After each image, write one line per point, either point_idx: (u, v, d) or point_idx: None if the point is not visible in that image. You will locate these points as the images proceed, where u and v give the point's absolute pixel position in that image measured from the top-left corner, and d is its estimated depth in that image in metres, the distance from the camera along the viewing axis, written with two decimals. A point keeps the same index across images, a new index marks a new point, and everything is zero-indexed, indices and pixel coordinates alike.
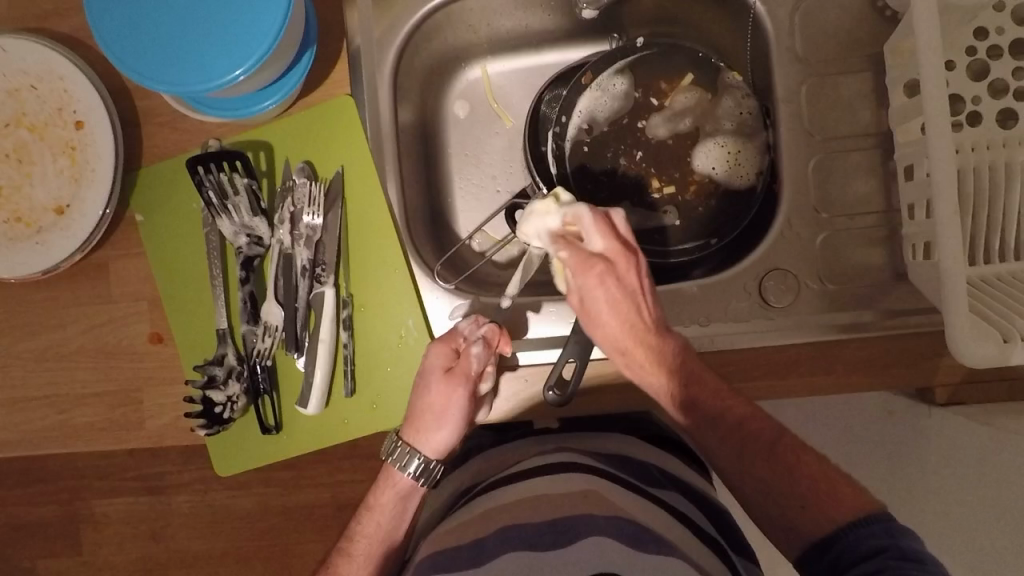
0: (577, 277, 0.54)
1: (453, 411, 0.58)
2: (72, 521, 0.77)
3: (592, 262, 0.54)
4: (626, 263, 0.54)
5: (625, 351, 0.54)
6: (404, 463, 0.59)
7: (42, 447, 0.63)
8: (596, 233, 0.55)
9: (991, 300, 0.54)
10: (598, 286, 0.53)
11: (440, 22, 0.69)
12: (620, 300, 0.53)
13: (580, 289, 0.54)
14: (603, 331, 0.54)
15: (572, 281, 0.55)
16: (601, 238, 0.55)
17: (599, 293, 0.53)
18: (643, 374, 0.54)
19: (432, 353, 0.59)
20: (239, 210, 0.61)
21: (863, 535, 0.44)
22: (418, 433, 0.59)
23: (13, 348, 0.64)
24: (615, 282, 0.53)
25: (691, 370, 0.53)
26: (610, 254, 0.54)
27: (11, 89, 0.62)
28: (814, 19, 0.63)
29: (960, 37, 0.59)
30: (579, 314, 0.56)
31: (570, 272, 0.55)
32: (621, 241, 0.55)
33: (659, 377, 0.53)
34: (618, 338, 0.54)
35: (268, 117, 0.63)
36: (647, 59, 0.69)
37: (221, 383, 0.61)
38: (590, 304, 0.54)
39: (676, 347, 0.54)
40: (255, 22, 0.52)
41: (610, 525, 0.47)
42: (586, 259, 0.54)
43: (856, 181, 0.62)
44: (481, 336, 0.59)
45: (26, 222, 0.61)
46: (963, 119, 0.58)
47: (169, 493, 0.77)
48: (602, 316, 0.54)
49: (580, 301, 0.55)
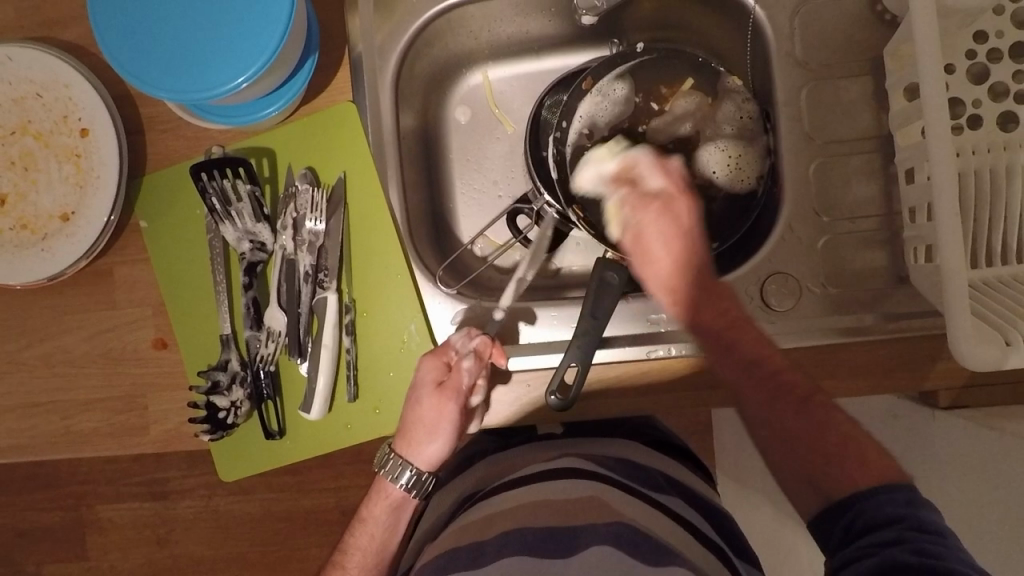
0: (635, 210, 0.60)
1: (444, 425, 0.58)
2: (77, 526, 0.78)
3: (651, 197, 0.60)
4: (682, 200, 0.59)
5: (672, 283, 0.57)
6: (396, 475, 0.60)
7: (47, 453, 0.64)
8: (656, 174, 0.61)
9: (993, 303, 0.54)
10: (655, 215, 0.59)
11: (441, 29, 0.69)
12: (673, 232, 0.58)
13: (637, 221, 0.59)
14: (655, 263, 0.58)
15: (628, 215, 0.60)
16: (661, 179, 0.61)
17: (653, 220, 0.58)
18: (689, 307, 0.56)
19: (422, 367, 0.58)
20: (242, 216, 0.62)
21: (885, 501, 0.44)
22: (410, 446, 0.59)
23: (19, 354, 0.64)
24: (671, 214, 0.58)
25: (735, 312, 0.56)
26: (669, 191, 0.60)
27: (18, 98, 0.63)
28: (814, 24, 0.63)
29: (960, 41, 0.59)
30: (632, 249, 0.59)
31: (629, 208, 0.60)
32: (678, 182, 0.60)
33: (701, 314, 0.56)
34: (669, 270, 0.57)
35: (271, 124, 0.64)
36: (646, 64, 0.70)
37: (225, 389, 0.62)
38: (647, 235, 0.58)
39: (719, 288, 0.57)
40: (257, 29, 0.53)
41: (610, 533, 0.47)
42: (643, 195, 0.60)
43: (857, 185, 0.62)
44: (472, 349, 0.58)
45: (32, 229, 0.62)
46: (963, 123, 0.58)
47: (173, 497, 0.78)
48: (656, 247, 0.58)
49: (634, 236, 0.59)
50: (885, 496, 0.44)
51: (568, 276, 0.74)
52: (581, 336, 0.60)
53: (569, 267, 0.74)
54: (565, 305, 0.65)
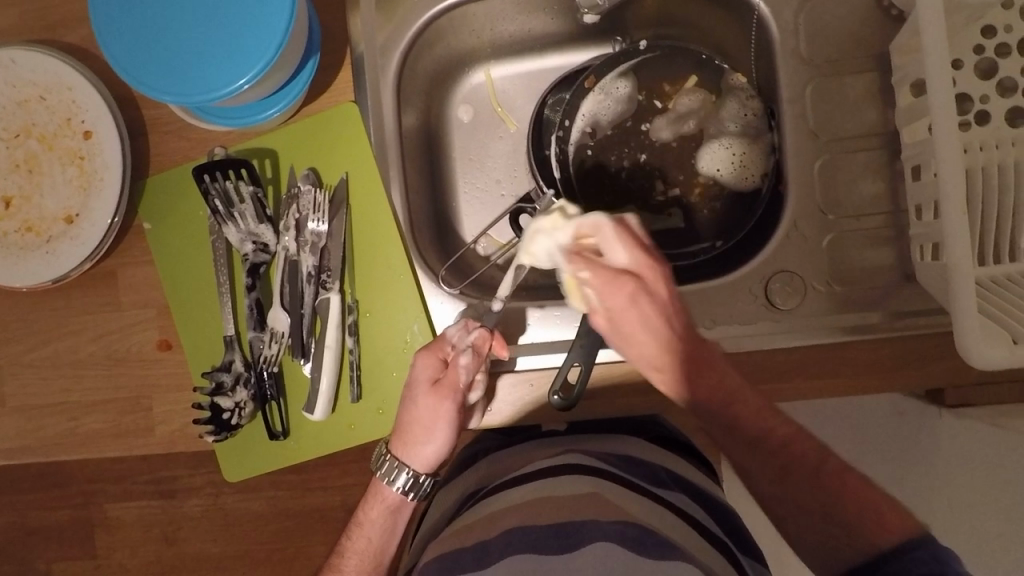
0: (608, 298, 0.49)
1: (441, 424, 0.57)
2: (86, 525, 0.78)
3: (622, 280, 0.48)
4: (656, 277, 0.49)
5: (660, 367, 0.50)
6: (393, 477, 0.59)
7: (54, 454, 0.64)
8: (616, 245, 0.49)
9: (1001, 301, 0.53)
10: (632, 306, 0.48)
11: (442, 28, 0.69)
12: (656, 319, 0.48)
13: (610, 310, 0.49)
14: (636, 350, 0.50)
15: (598, 301, 0.50)
16: (622, 250, 0.49)
17: (634, 315, 0.48)
18: (680, 390, 0.51)
19: (418, 365, 0.57)
20: (244, 217, 0.62)
21: (912, 561, 0.44)
22: (406, 447, 0.58)
23: (26, 355, 0.64)
24: (652, 301, 0.48)
25: (731, 383, 0.51)
26: (637, 268, 0.49)
27: (22, 101, 0.63)
28: (819, 19, 0.62)
29: (968, 35, 0.58)
30: (608, 330, 0.51)
31: (593, 292, 0.49)
32: (644, 251, 0.49)
33: (695, 397, 0.51)
34: (655, 358, 0.50)
35: (273, 125, 0.64)
36: (649, 62, 0.69)
37: (229, 390, 0.62)
38: (623, 323, 0.49)
39: (710, 359, 0.51)
40: (259, 29, 0.52)
41: (617, 532, 0.47)
42: (614, 278, 0.48)
43: (863, 182, 0.62)
44: (469, 344, 0.58)
45: (37, 231, 0.62)
46: (970, 118, 0.58)
47: (182, 496, 0.77)
48: (636, 335, 0.49)
49: (609, 321, 0.50)
50: (910, 556, 0.44)
51: None
52: (583, 336, 0.60)
53: None
54: (571, 305, 0.65)
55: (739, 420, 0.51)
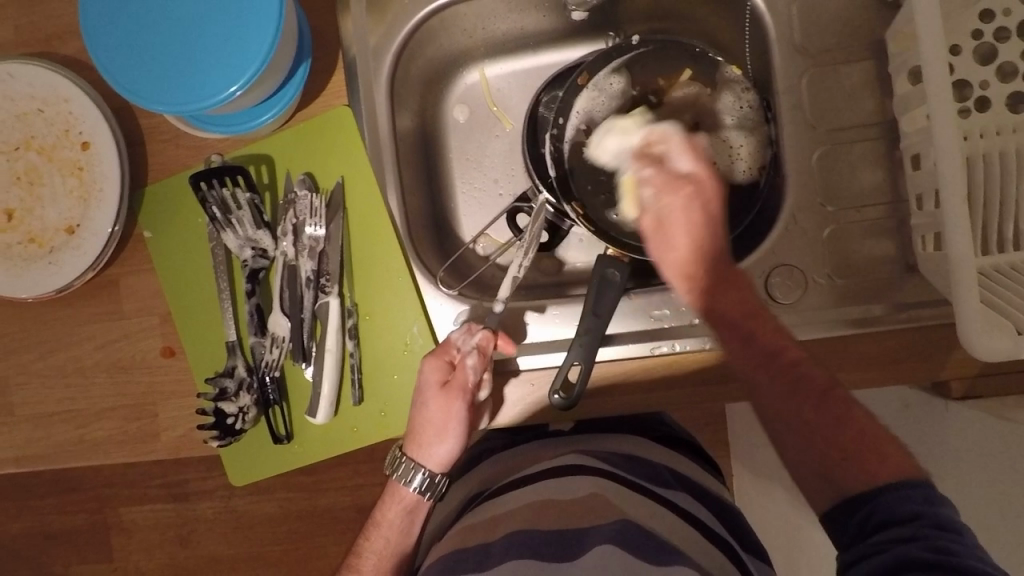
0: (663, 197, 0.55)
1: (453, 424, 0.58)
2: (102, 529, 0.79)
3: (680, 182, 0.55)
4: (711, 185, 0.55)
5: (695, 277, 0.54)
6: (409, 478, 0.60)
7: (64, 461, 0.65)
8: (686, 152, 0.56)
9: (1007, 292, 0.52)
10: (684, 207, 0.54)
11: (434, 29, 0.69)
12: (696, 219, 0.54)
13: (663, 204, 0.55)
14: (674, 252, 0.55)
15: (654, 195, 0.56)
16: (688, 159, 0.56)
17: (678, 214, 0.54)
18: (707, 300, 0.53)
19: (425, 368, 0.58)
20: (242, 224, 0.62)
21: (900, 497, 0.43)
22: (420, 448, 0.59)
23: (34, 364, 0.65)
24: (700, 204, 0.54)
25: (753, 301, 0.53)
26: (697, 173, 0.55)
27: (20, 113, 0.63)
28: (814, 8, 0.61)
29: (965, 21, 0.57)
30: (650, 237, 0.56)
31: (653, 192, 0.56)
32: (706, 163, 0.56)
33: (720, 306, 0.53)
34: (690, 266, 0.54)
35: (268, 131, 0.64)
36: (643, 57, 0.68)
37: (233, 395, 0.63)
38: (668, 225, 0.55)
39: (738, 276, 0.54)
40: (248, 37, 0.53)
41: (615, 531, 0.47)
42: (674, 178, 0.55)
43: (862, 172, 0.61)
44: (474, 345, 0.58)
45: (39, 242, 0.63)
46: (970, 105, 0.57)
47: (194, 498, 0.79)
48: (676, 232, 0.54)
49: (656, 224, 0.56)
50: (901, 492, 0.43)
51: (569, 272, 0.73)
52: (583, 335, 0.60)
53: (574, 264, 0.74)
54: (566, 302, 0.65)
55: (756, 337, 0.52)
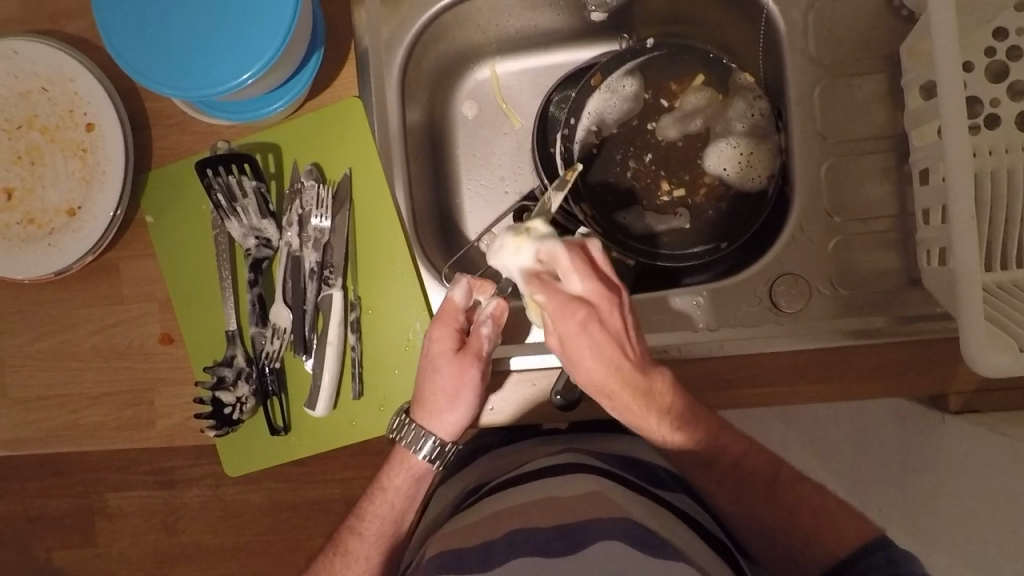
0: (558, 323, 0.50)
1: (467, 391, 0.57)
2: (87, 514, 0.76)
3: (573, 307, 0.49)
4: (608, 305, 0.50)
5: (611, 394, 0.52)
6: (418, 446, 0.60)
7: (57, 446, 0.64)
8: (574, 273, 0.51)
9: (1011, 310, 0.52)
10: (582, 332, 0.49)
11: (447, 23, 0.68)
12: (602, 346, 0.50)
13: (559, 333, 0.50)
14: (583, 376, 0.51)
15: (549, 325, 0.51)
16: (579, 279, 0.51)
17: (581, 342, 0.50)
18: (633, 415, 0.53)
19: (435, 337, 0.58)
20: (247, 212, 0.62)
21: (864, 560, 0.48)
22: (431, 416, 0.58)
23: (29, 347, 0.64)
24: (600, 328, 0.49)
25: (676, 406, 0.53)
26: (591, 295, 0.50)
27: (24, 92, 0.62)
28: (829, 19, 0.62)
29: (979, 39, 0.57)
30: (558, 354, 0.52)
31: (548, 318, 0.50)
32: (599, 282, 0.51)
33: (649, 418, 0.53)
34: (605, 385, 0.51)
35: (277, 119, 0.63)
36: (657, 60, 0.69)
37: (231, 384, 0.62)
38: (572, 353, 0.51)
39: (654, 387, 0.52)
40: (263, 24, 0.52)
41: (619, 530, 0.47)
42: (565, 305, 0.49)
43: (871, 184, 0.61)
44: (488, 315, 0.58)
45: (39, 224, 0.62)
46: (980, 122, 0.57)
47: (181, 487, 0.76)
48: (583, 361, 0.51)
49: (560, 345, 0.51)
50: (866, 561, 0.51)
51: None
52: None
53: None
54: None
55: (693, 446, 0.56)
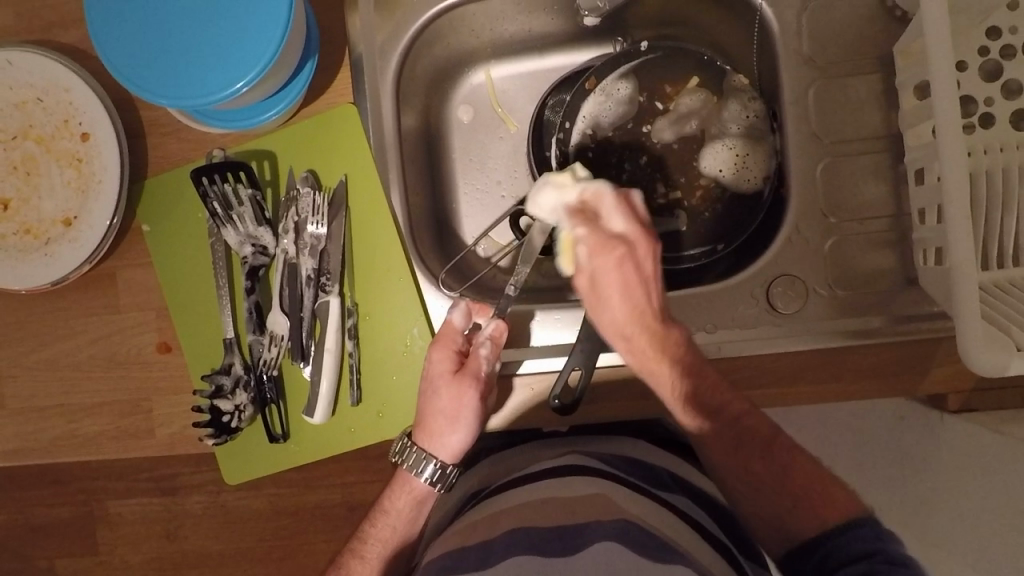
0: (596, 259, 0.54)
1: (466, 411, 0.58)
2: (88, 522, 0.76)
3: (613, 244, 0.54)
4: (644, 248, 0.54)
5: (628, 335, 0.54)
6: (419, 468, 0.59)
7: (55, 455, 0.64)
8: (616, 212, 0.56)
9: (1005, 308, 0.53)
10: (618, 269, 0.53)
11: (442, 29, 0.68)
12: (634, 285, 0.53)
13: (593, 269, 0.54)
14: (608, 314, 0.54)
15: (585, 260, 0.55)
16: (620, 218, 0.56)
17: (614, 278, 0.53)
18: (645, 366, 0.54)
19: (434, 357, 0.59)
20: (243, 220, 0.62)
21: (852, 538, 0.47)
22: (431, 438, 0.59)
23: (26, 357, 0.64)
24: (635, 268, 0.53)
25: (688, 360, 0.53)
26: (630, 235, 0.55)
27: (19, 102, 0.62)
28: (823, 20, 0.62)
29: (972, 38, 0.58)
30: (586, 293, 0.56)
31: (585, 249, 0.55)
32: (638, 222, 0.56)
33: (661, 364, 0.53)
34: (625, 324, 0.54)
35: (272, 127, 0.63)
36: (651, 63, 0.69)
37: (229, 393, 0.62)
38: (600, 282, 0.54)
39: (692, 347, 0.54)
40: (257, 31, 0.52)
41: (616, 530, 0.47)
42: (607, 241, 0.54)
43: (866, 184, 0.61)
44: (487, 337, 0.59)
45: (35, 234, 0.62)
46: (974, 121, 0.57)
47: (182, 494, 0.75)
48: (612, 298, 0.54)
49: (589, 281, 0.55)
50: (850, 534, 0.47)
51: None
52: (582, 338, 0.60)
53: None
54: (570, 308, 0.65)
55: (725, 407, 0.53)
